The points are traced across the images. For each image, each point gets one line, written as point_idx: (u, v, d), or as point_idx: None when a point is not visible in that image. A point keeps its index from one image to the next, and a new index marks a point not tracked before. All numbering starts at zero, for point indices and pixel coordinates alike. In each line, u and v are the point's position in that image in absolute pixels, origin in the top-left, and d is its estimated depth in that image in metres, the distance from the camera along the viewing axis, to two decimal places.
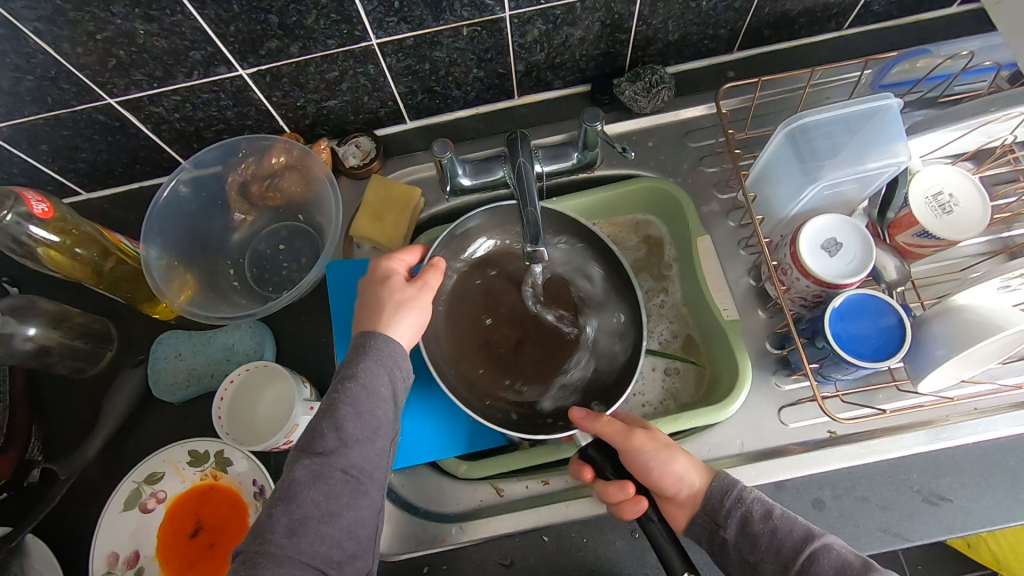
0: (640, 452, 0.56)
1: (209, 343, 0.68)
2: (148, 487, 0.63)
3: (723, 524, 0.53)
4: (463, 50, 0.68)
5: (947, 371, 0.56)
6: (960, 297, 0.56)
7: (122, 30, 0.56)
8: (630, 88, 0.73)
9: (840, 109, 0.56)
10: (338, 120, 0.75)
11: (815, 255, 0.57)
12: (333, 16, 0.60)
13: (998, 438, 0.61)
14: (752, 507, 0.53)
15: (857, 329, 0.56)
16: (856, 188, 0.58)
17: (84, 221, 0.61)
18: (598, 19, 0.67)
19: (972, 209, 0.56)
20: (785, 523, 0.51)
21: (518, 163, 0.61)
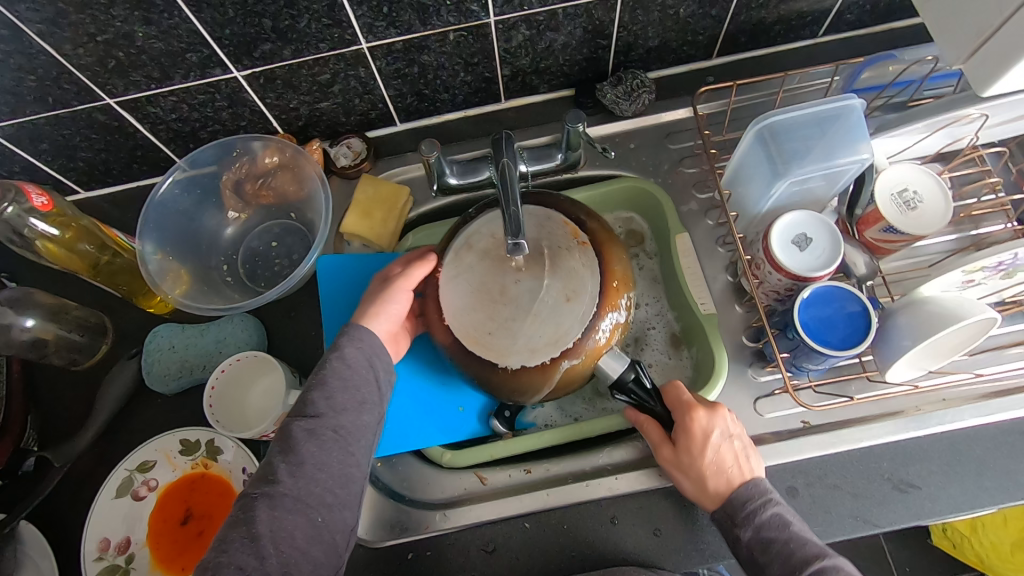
0: (679, 470, 0.57)
1: (202, 336, 0.70)
2: (140, 475, 0.64)
3: (740, 524, 0.54)
4: (450, 54, 0.71)
5: (915, 359, 0.58)
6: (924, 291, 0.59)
7: (121, 32, 0.59)
8: (612, 92, 0.76)
9: (806, 110, 0.59)
10: (330, 122, 0.78)
11: (785, 249, 0.59)
12: (325, 20, 0.62)
13: (966, 428, 0.63)
14: (772, 516, 0.54)
15: (825, 319, 0.58)
16: (824, 185, 0.60)
17: (83, 215, 0.63)
18: (579, 25, 0.70)
19: (936, 207, 0.59)
20: (799, 536, 0.52)
21: (501, 162, 0.63)
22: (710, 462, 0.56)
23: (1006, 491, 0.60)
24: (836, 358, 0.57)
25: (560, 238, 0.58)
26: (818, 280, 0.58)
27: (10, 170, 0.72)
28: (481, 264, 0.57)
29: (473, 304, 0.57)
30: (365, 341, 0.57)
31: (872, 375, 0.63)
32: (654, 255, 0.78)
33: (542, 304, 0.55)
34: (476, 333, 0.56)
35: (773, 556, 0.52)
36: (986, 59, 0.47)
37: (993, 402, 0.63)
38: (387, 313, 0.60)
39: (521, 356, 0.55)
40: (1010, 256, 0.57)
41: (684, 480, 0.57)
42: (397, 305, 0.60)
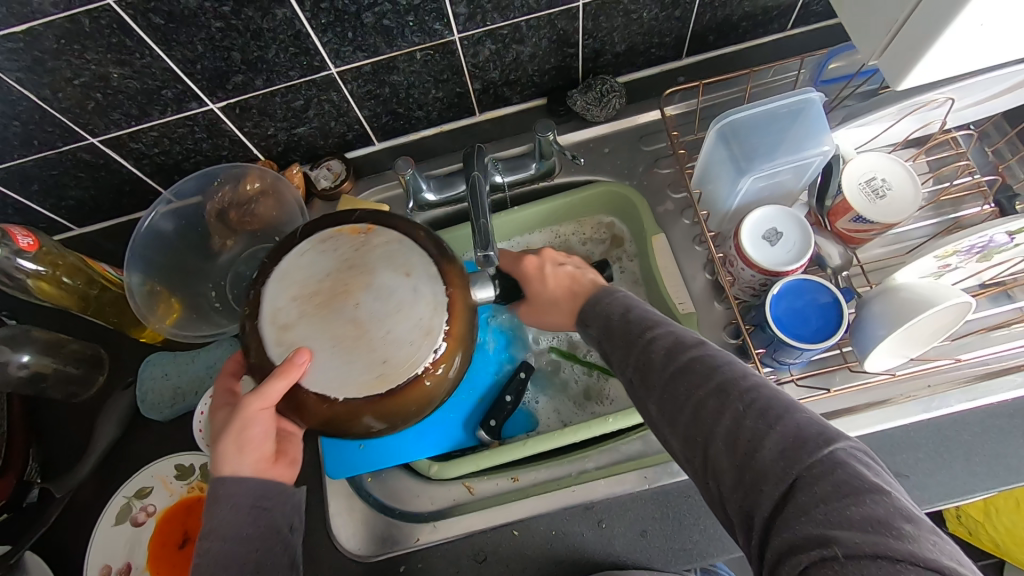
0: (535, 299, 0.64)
1: (192, 362, 0.72)
2: (138, 502, 0.66)
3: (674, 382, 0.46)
4: (419, 73, 0.72)
5: (893, 342, 0.58)
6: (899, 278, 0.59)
7: (97, 75, 0.61)
8: (582, 98, 0.77)
9: (764, 106, 0.59)
10: (309, 145, 0.79)
11: (757, 245, 0.60)
12: (292, 49, 0.64)
13: (952, 413, 0.62)
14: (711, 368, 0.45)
15: (798, 313, 0.58)
16: (793, 177, 0.60)
17: (69, 252, 0.65)
18: (544, 36, 0.71)
19: (905, 193, 0.59)
20: (730, 375, 0.44)
21: (472, 176, 0.64)
22: (665, 347, 0.48)
23: (996, 477, 0.60)
24: (811, 351, 0.57)
25: (349, 249, 0.50)
26: (789, 274, 0.59)
27: (4, 212, 0.75)
28: (307, 324, 0.47)
29: (332, 354, 0.47)
30: (241, 492, 0.50)
31: (855, 366, 0.63)
32: (633, 256, 0.78)
33: (392, 295, 0.48)
34: (361, 374, 0.46)
35: (706, 410, 0.43)
36: (897, 53, 0.49)
37: (980, 385, 0.62)
38: (247, 441, 0.50)
39: (421, 349, 0.47)
40: (983, 239, 0.57)
41: (638, 375, 0.49)
42: (256, 429, 0.50)
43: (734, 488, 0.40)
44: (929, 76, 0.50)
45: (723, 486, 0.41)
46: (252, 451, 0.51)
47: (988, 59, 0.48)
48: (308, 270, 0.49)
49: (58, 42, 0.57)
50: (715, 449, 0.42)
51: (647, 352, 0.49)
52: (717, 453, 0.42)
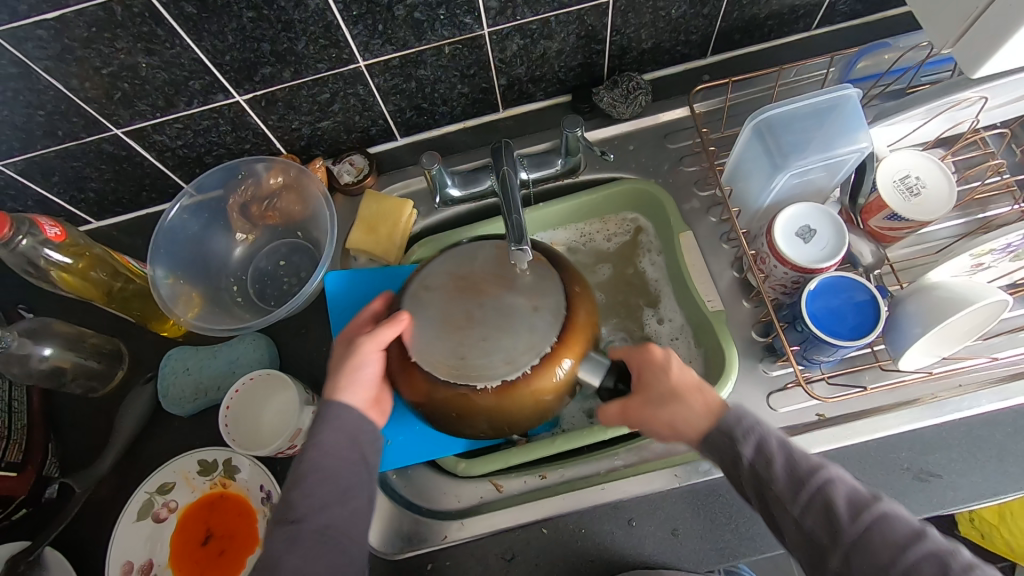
0: (648, 401, 0.54)
1: (214, 357, 0.71)
2: (160, 497, 0.65)
3: (740, 441, 0.51)
4: (446, 67, 0.72)
5: (930, 342, 0.58)
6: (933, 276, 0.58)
7: (126, 65, 0.61)
8: (608, 95, 0.76)
9: (802, 103, 0.59)
10: (332, 140, 0.79)
11: (791, 242, 0.59)
12: (322, 40, 0.64)
13: (983, 413, 0.62)
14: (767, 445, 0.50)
15: (833, 310, 0.57)
16: (825, 175, 0.60)
17: (95, 243, 0.65)
18: (572, 31, 0.71)
19: (939, 190, 0.58)
20: (791, 453, 0.50)
21: (502, 170, 0.64)
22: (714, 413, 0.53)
23: None
24: (847, 349, 0.56)
25: (508, 265, 0.56)
26: (824, 272, 0.58)
27: (23, 204, 0.74)
28: (441, 297, 0.54)
29: (440, 330, 0.53)
30: (339, 419, 0.55)
31: (885, 365, 0.63)
32: (657, 253, 0.78)
33: (512, 317, 0.52)
34: (457, 359, 0.51)
35: (784, 488, 0.49)
36: (974, 41, 0.50)
37: (1011, 385, 0.62)
38: (356, 378, 0.56)
39: (499, 371, 0.51)
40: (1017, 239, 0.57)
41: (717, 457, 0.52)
42: (369, 368, 0.56)
43: (818, 550, 0.47)
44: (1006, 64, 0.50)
45: (795, 544, 0.48)
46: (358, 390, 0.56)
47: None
48: (476, 261, 0.56)
49: (88, 31, 0.56)
50: (795, 530, 0.48)
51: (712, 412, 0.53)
52: (801, 519, 0.48)
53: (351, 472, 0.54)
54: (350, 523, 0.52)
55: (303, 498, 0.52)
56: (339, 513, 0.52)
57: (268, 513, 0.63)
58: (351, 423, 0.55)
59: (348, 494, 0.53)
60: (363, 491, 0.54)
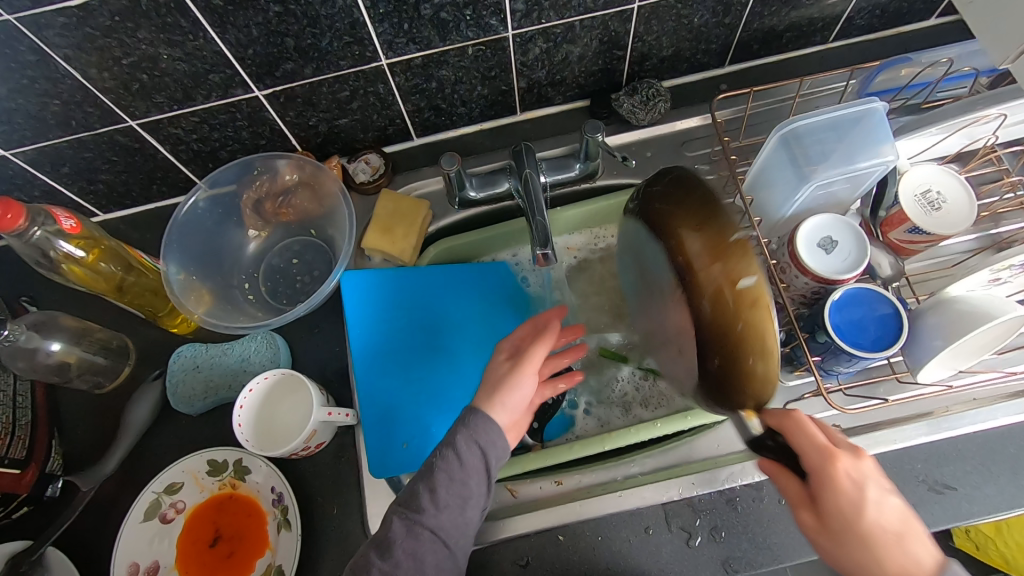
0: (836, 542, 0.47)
1: (226, 355, 0.69)
2: (167, 498, 0.63)
3: None
4: (468, 68, 0.72)
5: (949, 356, 0.58)
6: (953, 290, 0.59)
7: (146, 55, 0.59)
8: (628, 101, 0.77)
9: (827, 115, 0.59)
10: (349, 138, 0.78)
11: (813, 253, 0.59)
12: (346, 37, 0.63)
13: (998, 426, 0.62)
14: None
15: (856, 322, 0.58)
16: (848, 187, 0.61)
17: (109, 236, 0.64)
18: (595, 36, 0.71)
19: (959, 206, 0.59)
20: None
21: (524, 173, 0.64)
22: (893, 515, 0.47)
23: None
24: (869, 360, 0.56)
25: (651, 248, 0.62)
26: (845, 282, 0.59)
27: (30, 194, 0.72)
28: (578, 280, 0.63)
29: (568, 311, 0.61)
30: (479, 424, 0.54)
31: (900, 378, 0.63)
32: None
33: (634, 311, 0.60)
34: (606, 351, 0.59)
35: None
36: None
37: None
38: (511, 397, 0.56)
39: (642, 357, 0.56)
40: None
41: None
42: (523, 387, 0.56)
43: None
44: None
45: None
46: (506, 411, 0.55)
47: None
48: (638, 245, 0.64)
49: (111, 20, 0.55)
50: None
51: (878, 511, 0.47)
52: None
53: (460, 477, 0.52)
54: (454, 525, 0.52)
55: (428, 495, 0.51)
56: (453, 515, 0.51)
57: (279, 515, 0.62)
58: (494, 437, 0.53)
59: (466, 503, 0.52)
60: (474, 505, 0.53)
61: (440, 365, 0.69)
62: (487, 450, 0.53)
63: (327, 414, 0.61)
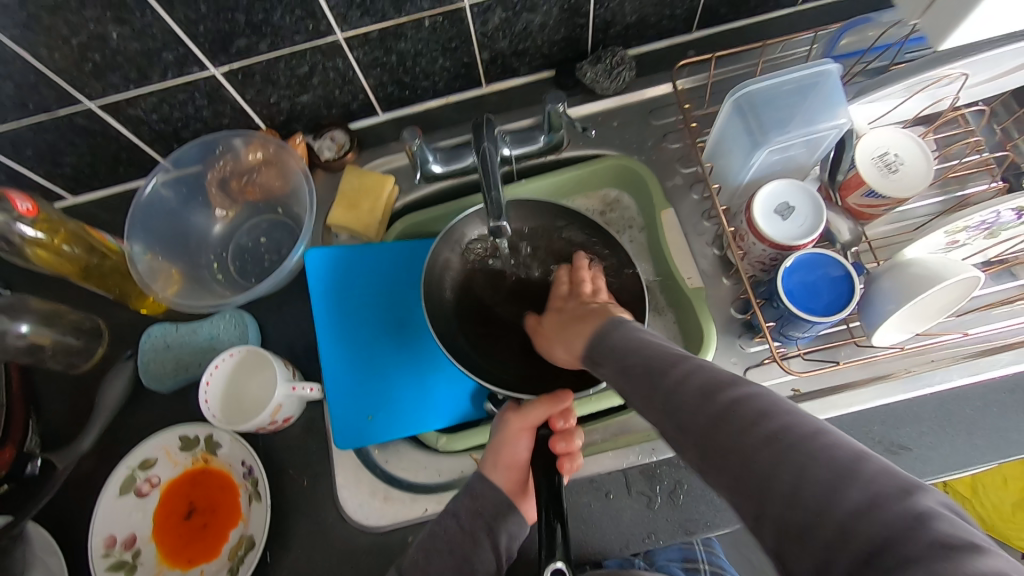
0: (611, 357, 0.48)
1: (195, 334, 0.70)
2: (142, 473, 0.65)
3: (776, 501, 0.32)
4: (427, 40, 0.71)
5: (906, 316, 0.59)
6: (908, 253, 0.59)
7: (96, 34, 0.59)
8: (592, 70, 0.76)
9: (780, 79, 0.59)
10: (312, 115, 0.78)
11: (768, 219, 0.60)
12: (298, 11, 0.62)
13: (955, 387, 0.63)
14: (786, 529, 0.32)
15: (809, 285, 0.58)
16: (803, 152, 0.60)
17: (70, 220, 0.64)
18: (555, 4, 0.70)
19: (917, 168, 0.59)
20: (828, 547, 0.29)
21: (482, 147, 0.63)
22: (697, 387, 0.38)
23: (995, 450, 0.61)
24: (821, 325, 0.57)
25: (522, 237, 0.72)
26: (804, 247, 0.59)
27: None
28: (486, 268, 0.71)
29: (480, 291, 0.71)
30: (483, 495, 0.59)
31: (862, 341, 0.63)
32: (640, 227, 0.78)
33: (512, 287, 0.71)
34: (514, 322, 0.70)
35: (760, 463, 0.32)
36: (942, 11, 0.59)
37: (982, 361, 0.63)
38: (507, 457, 0.60)
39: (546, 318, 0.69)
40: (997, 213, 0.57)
41: (670, 416, 0.39)
42: (519, 448, 0.60)
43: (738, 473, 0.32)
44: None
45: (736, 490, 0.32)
46: (507, 468, 0.60)
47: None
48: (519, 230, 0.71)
49: None
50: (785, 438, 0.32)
51: (679, 384, 0.39)
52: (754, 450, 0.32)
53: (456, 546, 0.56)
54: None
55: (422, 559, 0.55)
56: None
57: (250, 487, 0.63)
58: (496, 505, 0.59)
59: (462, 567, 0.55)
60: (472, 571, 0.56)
61: (406, 339, 0.70)
62: (488, 522, 0.58)
63: (291, 389, 0.62)
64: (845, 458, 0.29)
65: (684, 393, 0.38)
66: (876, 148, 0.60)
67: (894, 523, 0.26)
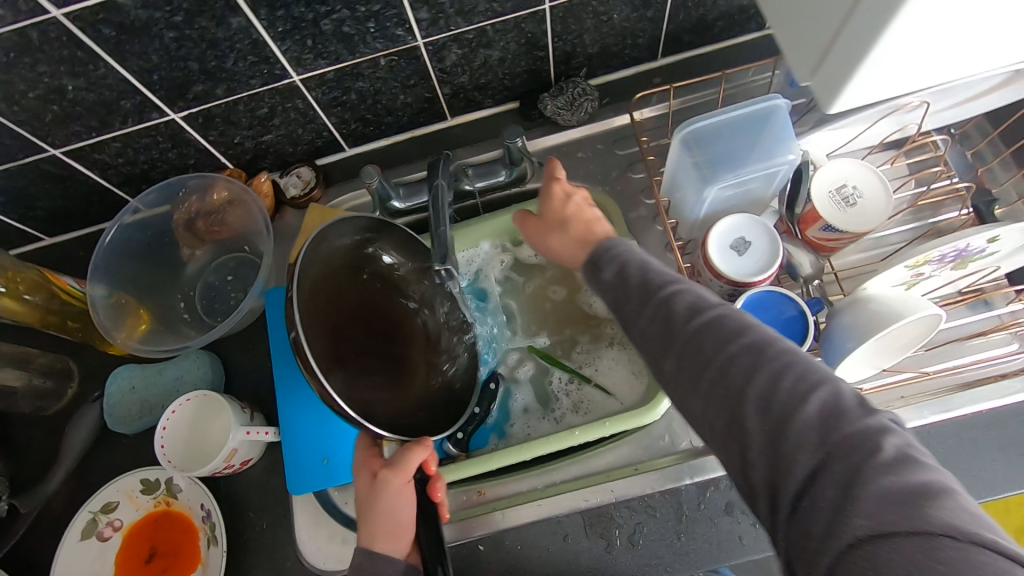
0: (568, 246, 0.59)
1: (161, 375, 0.71)
2: (103, 517, 0.65)
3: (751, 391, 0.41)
4: (385, 79, 0.71)
5: (872, 349, 0.56)
6: (870, 288, 0.57)
7: (52, 87, 0.60)
8: (553, 103, 0.75)
9: (726, 114, 0.58)
10: (278, 153, 0.78)
11: (723, 254, 0.58)
12: (251, 57, 0.63)
13: (927, 424, 0.61)
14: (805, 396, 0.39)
15: (763, 326, 0.57)
16: (755, 189, 0.59)
17: (31, 267, 0.65)
18: (512, 39, 0.70)
19: (875, 200, 0.57)
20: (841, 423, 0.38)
21: (436, 185, 0.63)
22: (689, 303, 0.46)
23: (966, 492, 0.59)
24: None
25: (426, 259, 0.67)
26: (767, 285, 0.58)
27: None
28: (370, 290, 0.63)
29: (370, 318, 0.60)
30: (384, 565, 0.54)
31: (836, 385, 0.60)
32: None
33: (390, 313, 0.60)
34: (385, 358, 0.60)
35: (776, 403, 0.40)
36: (831, 73, 0.43)
37: (955, 396, 0.61)
38: (389, 519, 0.55)
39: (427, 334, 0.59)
40: (962, 243, 0.54)
41: (657, 329, 0.47)
42: (403, 506, 0.55)
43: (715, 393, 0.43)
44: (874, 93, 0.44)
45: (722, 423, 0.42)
46: (389, 534, 0.55)
47: (943, 74, 0.42)
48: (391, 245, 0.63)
49: (8, 56, 0.56)
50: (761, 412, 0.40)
51: (666, 305, 0.47)
52: (755, 415, 0.40)
53: None
54: None
55: None
56: None
57: (209, 531, 0.63)
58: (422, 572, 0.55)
59: None
60: None
61: None
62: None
63: (247, 433, 0.62)
64: (820, 380, 0.40)
65: (651, 318, 0.48)
66: (835, 181, 0.58)
67: (862, 448, 0.37)
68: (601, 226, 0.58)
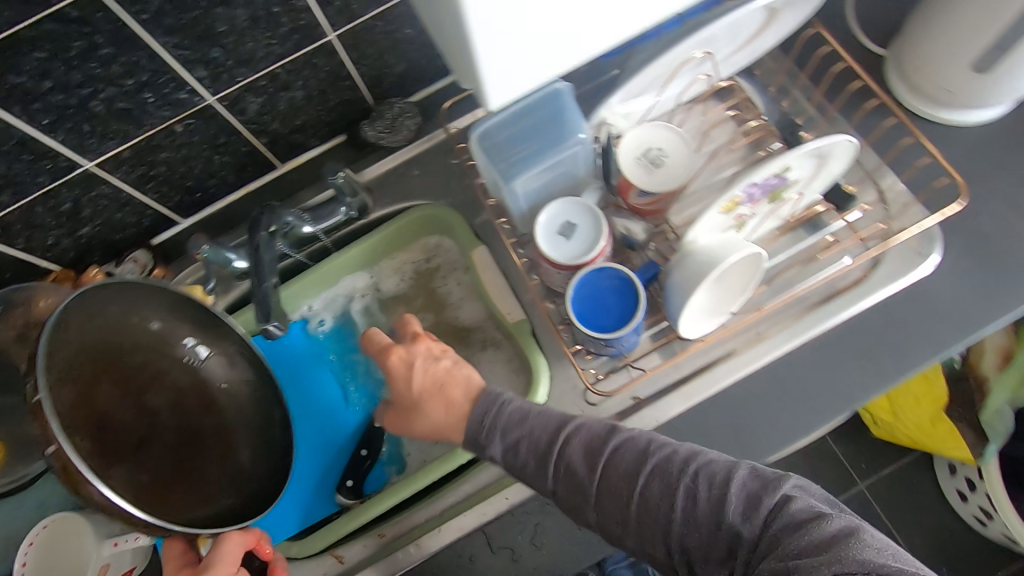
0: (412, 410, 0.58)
1: None
2: None
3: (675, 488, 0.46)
4: (190, 143, 0.68)
5: (708, 292, 0.58)
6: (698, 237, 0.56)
7: None
8: (372, 128, 0.73)
9: (518, 104, 0.57)
10: (105, 242, 0.74)
11: (552, 242, 0.59)
12: (24, 156, 0.59)
13: (786, 354, 0.63)
14: (695, 479, 0.46)
15: (600, 302, 0.57)
16: (561, 171, 0.60)
17: None
18: (310, 76, 0.68)
19: (678, 159, 0.59)
20: (717, 473, 0.45)
21: (257, 240, 0.64)
22: (584, 450, 0.50)
23: (833, 408, 0.61)
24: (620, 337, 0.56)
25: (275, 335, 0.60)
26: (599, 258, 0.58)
27: None
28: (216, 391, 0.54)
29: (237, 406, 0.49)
30: None
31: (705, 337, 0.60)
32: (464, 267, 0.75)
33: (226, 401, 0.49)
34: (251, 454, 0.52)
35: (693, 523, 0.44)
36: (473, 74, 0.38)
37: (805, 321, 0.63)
38: None
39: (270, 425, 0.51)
40: (765, 182, 0.55)
41: (562, 484, 0.51)
42: None
43: (635, 523, 0.47)
44: (516, 71, 0.38)
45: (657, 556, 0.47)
46: None
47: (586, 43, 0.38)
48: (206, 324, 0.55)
49: None
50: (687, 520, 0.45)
51: (566, 463, 0.50)
52: (684, 534, 0.45)
53: None
54: None
55: None
56: None
57: None
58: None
59: None
60: None
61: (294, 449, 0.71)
62: None
63: (113, 546, 0.59)
64: (719, 470, 0.46)
65: (560, 481, 0.51)
66: (642, 149, 0.59)
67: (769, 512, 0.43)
68: (463, 368, 0.58)
